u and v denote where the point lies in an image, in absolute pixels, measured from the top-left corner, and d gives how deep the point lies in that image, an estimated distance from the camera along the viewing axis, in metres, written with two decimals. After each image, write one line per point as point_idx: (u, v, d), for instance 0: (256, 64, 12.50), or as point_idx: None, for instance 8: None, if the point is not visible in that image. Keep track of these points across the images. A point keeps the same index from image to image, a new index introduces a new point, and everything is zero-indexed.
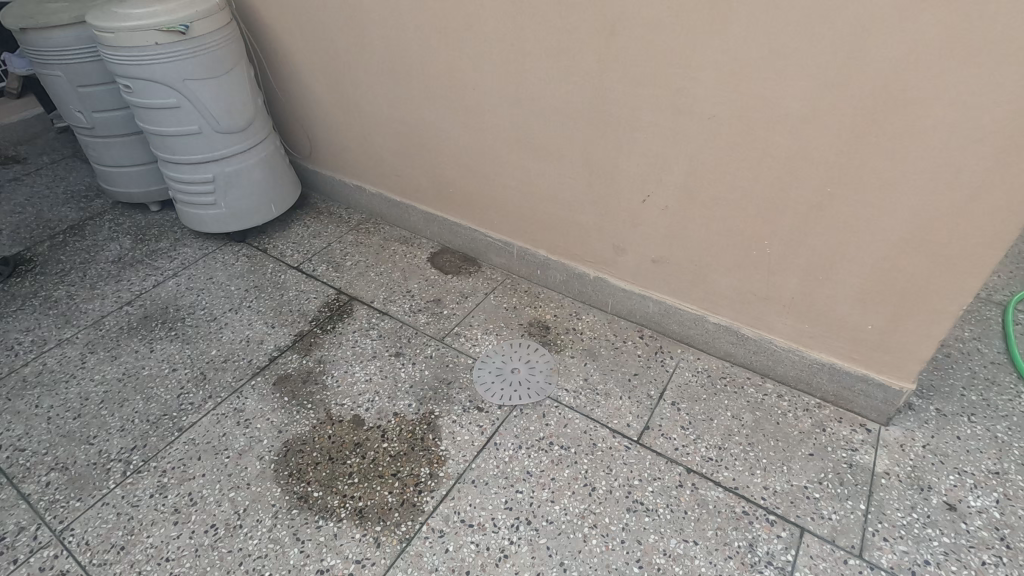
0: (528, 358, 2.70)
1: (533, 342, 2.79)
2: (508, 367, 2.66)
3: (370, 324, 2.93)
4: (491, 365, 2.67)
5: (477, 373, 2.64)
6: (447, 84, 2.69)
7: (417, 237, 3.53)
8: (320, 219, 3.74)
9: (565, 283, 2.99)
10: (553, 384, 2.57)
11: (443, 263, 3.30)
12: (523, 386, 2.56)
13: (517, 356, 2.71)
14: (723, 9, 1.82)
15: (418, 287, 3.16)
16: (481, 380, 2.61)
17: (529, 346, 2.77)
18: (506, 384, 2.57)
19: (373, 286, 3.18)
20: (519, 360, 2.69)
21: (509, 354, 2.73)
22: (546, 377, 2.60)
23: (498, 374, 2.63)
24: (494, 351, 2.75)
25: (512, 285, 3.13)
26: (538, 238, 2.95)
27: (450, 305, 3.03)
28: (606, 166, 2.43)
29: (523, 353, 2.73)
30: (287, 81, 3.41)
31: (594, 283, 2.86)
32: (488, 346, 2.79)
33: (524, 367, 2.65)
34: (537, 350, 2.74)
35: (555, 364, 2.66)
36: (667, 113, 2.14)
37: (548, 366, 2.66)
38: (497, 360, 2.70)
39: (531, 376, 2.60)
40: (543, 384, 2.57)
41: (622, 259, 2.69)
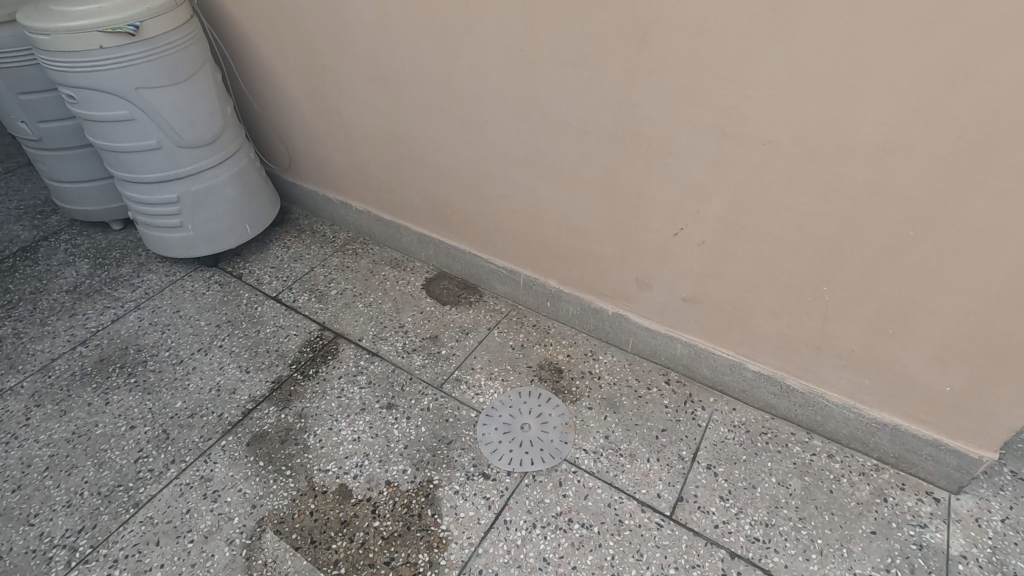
0: (539, 413, 2.35)
1: (544, 390, 2.45)
2: (516, 424, 2.31)
3: (358, 369, 2.58)
4: (497, 423, 2.32)
5: (481, 431, 2.29)
6: (443, 94, 2.31)
7: (410, 260, 3.16)
8: (302, 239, 3.36)
9: (578, 318, 2.64)
10: (569, 444, 2.23)
11: (440, 292, 2.95)
12: (535, 450, 2.21)
13: (526, 411, 2.36)
14: (789, 12, 1.45)
15: (412, 321, 2.80)
16: (486, 440, 2.26)
17: (540, 395, 2.42)
18: (515, 448, 2.22)
19: (361, 320, 2.82)
20: (529, 416, 2.33)
21: (517, 407, 2.37)
22: (561, 436, 2.26)
23: (505, 434, 2.28)
24: (500, 404, 2.39)
25: (518, 318, 2.78)
26: (549, 268, 2.59)
27: (448, 343, 2.68)
28: (631, 193, 2.07)
29: (533, 406, 2.37)
30: (260, 86, 3.01)
31: (612, 320, 2.51)
32: (493, 396, 2.43)
33: (535, 426, 2.30)
34: (549, 401, 2.39)
35: (571, 419, 2.32)
36: (709, 136, 1.77)
37: (562, 422, 2.31)
38: (503, 416, 2.35)
39: (544, 436, 2.26)
40: (558, 446, 2.22)
41: (646, 297, 2.34)
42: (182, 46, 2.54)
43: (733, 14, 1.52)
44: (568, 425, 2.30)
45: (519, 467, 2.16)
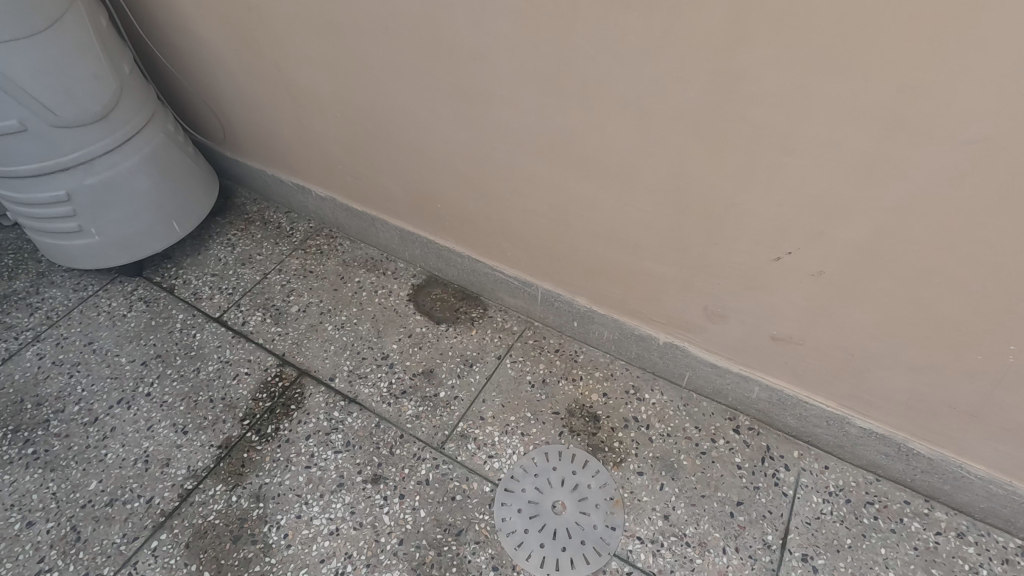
0: (574, 487, 1.78)
1: (578, 448, 1.87)
2: (545, 506, 1.75)
3: (332, 424, 1.98)
4: (520, 505, 1.75)
5: (499, 519, 1.73)
6: (426, 50, 1.56)
7: (390, 260, 2.49)
8: (250, 233, 2.64)
9: (616, 343, 2.04)
10: (619, 531, 1.69)
11: (432, 306, 2.31)
12: (573, 546, 1.66)
13: (556, 485, 1.79)
14: None
15: (398, 350, 2.17)
16: (507, 532, 1.70)
17: (572, 458, 1.85)
18: (546, 543, 1.67)
19: (332, 350, 2.19)
20: (561, 493, 1.77)
21: (544, 479, 1.81)
22: (605, 521, 1.71)
23: (531, 521, 1.72)
24: (521, 475, 1.82)
25: (535, 342, 2.17)
26: (579, 283, 1.95)
27: (447, 381, 2.08)
28: (714, 202, 1.40)
29: (565, 477, 1.81)
30: (168, 33, 2.18)
31: (663, 352, 1.92)
32: (510, 463, 1.85)
33: (571, 508, 1.74)
34: (586, 467, 1.83)
35: (617, 493, 1.77)
36: (865, 129, 1.10)
37: (605, 499, 1.76)
38: (527, 494, 1.78)
39: (583, 523, 1.71)
40: (604, 537, 1.68)
41: (717, 329, 1.73)
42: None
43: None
44: (614, 502, 1.75)
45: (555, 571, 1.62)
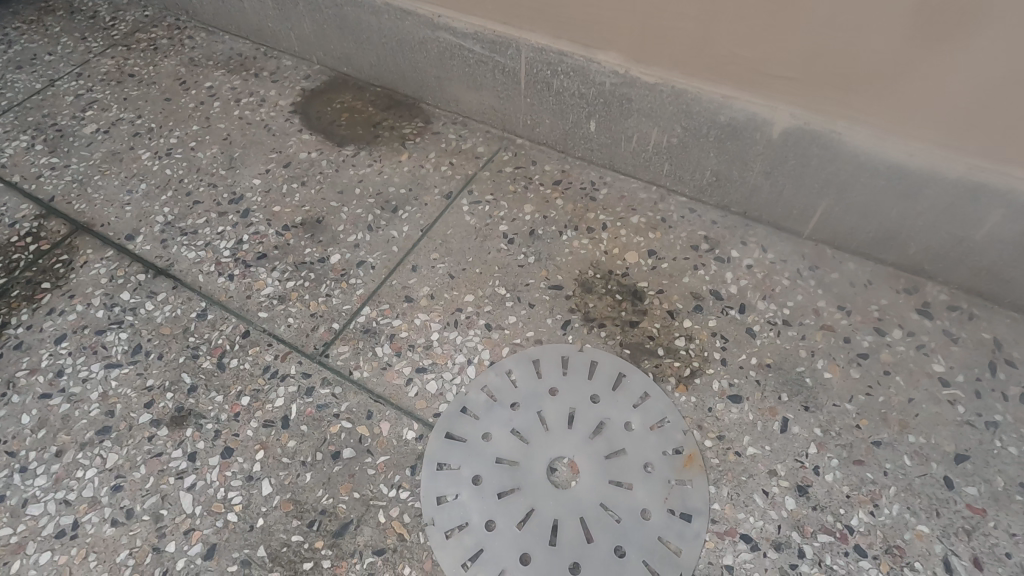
0: (594, 433, 0.83)
1: (600, 354, 0.91)
2: (532, 473, 0.80)
3: (111, 318, 0.99)
4: (478, 471, 0.81)
5: (432, 503, 0.79)
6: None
7: (269, 57, 1.45)
8: (44, 25, 1.58)
9: (673, 156, 1.05)
10: (698, 527, 0.75)
11: (334, 119, 1.30)
12: (596, 564, 0.73)
13: (555, 429, 0.84)
14: None
15: (262, 188, 1.17)
16: (449, 532, 0.76)
17: (588, 373, 0.89)
18: (534, 557, 0.74)
19: (141, 191, 1.18)
20: (568, 445, 0.82)
21: (531, 417, 0.85)
22: (666, 505, 0.77)
23: (501, 508, 0.78)
24: (482, 410, 0.86)
25: (517, 171, 1.17)
26: (605, 14, 0.95)
27: (347, 236, 1.09)
28: None
29: (575, 412, 0.85)
30: None
31: (776, 156, 0.94)
32: (460, 385, 0.89)
33: (589, 477, 0.79)
34: (618, 391, 0.87)
35: (687, 442, 0.82)
36: None
37: (663, 455, 0.81)
38: (494, 447, 0.83)
39: (617, 510, 0.77)
40: (666, 540, 0.74)
41: (931, 61, 0.75)
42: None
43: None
44: (682, 463, 0.80)
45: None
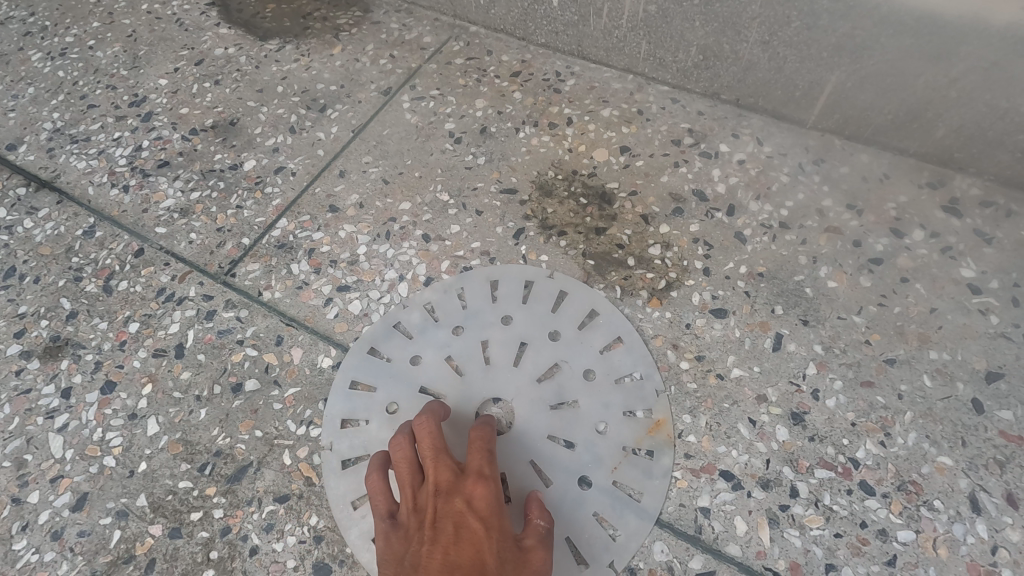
0: (542, 377, 0.68)
1: (572, 285, 0.74)
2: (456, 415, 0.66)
3: None
4: (397, 398, 0.68)
5: (335, 429, 0.66)
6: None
7: None
8: None
9: (652, 31, 0.87)
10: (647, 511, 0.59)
11: (257, 11, 1.10)
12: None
13: (498, 367, 0.69)
14: None
15: (168, 89, 0.99)
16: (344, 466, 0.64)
17: (550, 305, 0.73)
18: None
19: (28, 96, 1.01)
20: (510, 385, 0.68)
21: (473, 346, 0.71)
22: (613, 476, 0.62)
23: None
24: (417, 330, 0.72)
25: (468, 63, 0.99)
26: None
27: (265, 140, 0.92)
28: None
29: (526, 350, 0.70)
30: None
31: (777, 15, 0.76)
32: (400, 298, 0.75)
33: (526, 428, 0.65)
34: (583, 332, 0.71)
35: (658, 405, 0.65)
36: None
37: (624, 416, 0.65)
38: (421, 375, 0.69)
39: (550, 473, 0.62)
40: (602, 522, 0.59)
41: None
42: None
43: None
44: (647, 428, 0.64)
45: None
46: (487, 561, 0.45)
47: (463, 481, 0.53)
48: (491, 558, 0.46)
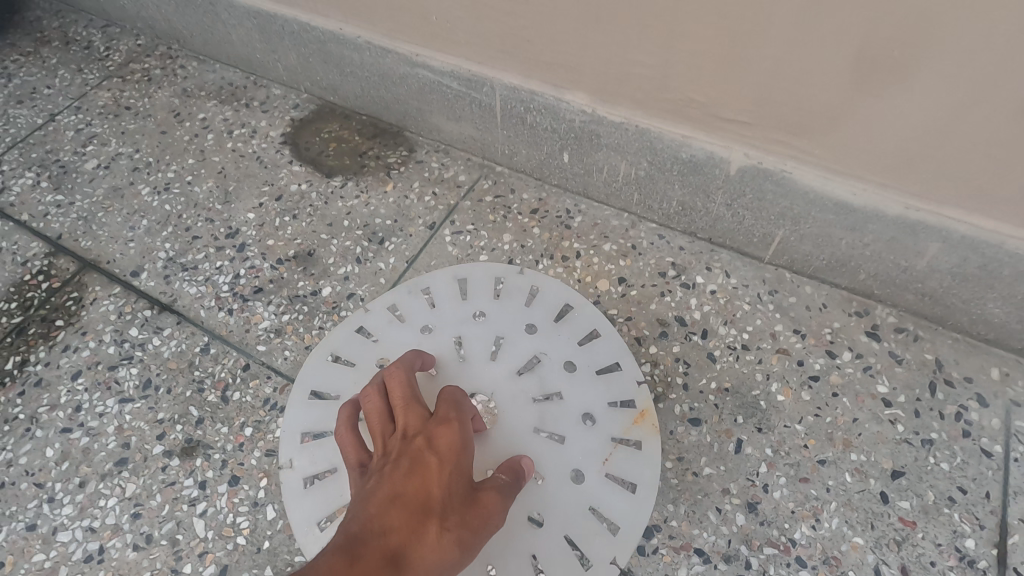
0: (531, 370, 0.96)
1: (539, 283, 1.08)
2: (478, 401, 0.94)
3: (122, 355, 1.08)
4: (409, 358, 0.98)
5: (294, 411, 0.97)
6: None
7: (259, 86, 1.51)
8: (41, 61, 1.63)
9: (643, 187, 1.11)
10: (640, 507, 0.85)
11: (322, 150, 1.35)
12: (516, 514, 0.84)
13: (512, 369, 0.97)
14: None
15: (256, 222, 1.24)
16: (303, 437, 0.94)
17: (551, 309, 1.04)
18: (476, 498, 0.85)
19: (143, 227, 1.25)
20: (509, 368, 0.97)
21: (471, 339, 1.00)
22: (606, 468, 0.88)
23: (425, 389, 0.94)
24: (448, 339, 1.00)
25: (496, 200, 1.23)
26: (568, 60, 0.99)
27: (338, 269, 1.16)
28: None
29: (510, 341, 1.00)
30: None
31: (737, 189, 1.00)
32: (439, 291, 1.08)
33: (526, 400, 0.94)
34: (561, 326, 1.02)
35: (643, 400, 0.94)
36: None
37: (608, 407, 0.93)
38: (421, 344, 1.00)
39: (560, 453, 0.89)
40: (594, 508, 0.85)
41: (864, 111, 0.80)
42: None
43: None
44: (635, 419, 0.92)
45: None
46: (431, 491, 0.67)
47: (428, 426, 0.75)
48: (438, 489, 0.68)
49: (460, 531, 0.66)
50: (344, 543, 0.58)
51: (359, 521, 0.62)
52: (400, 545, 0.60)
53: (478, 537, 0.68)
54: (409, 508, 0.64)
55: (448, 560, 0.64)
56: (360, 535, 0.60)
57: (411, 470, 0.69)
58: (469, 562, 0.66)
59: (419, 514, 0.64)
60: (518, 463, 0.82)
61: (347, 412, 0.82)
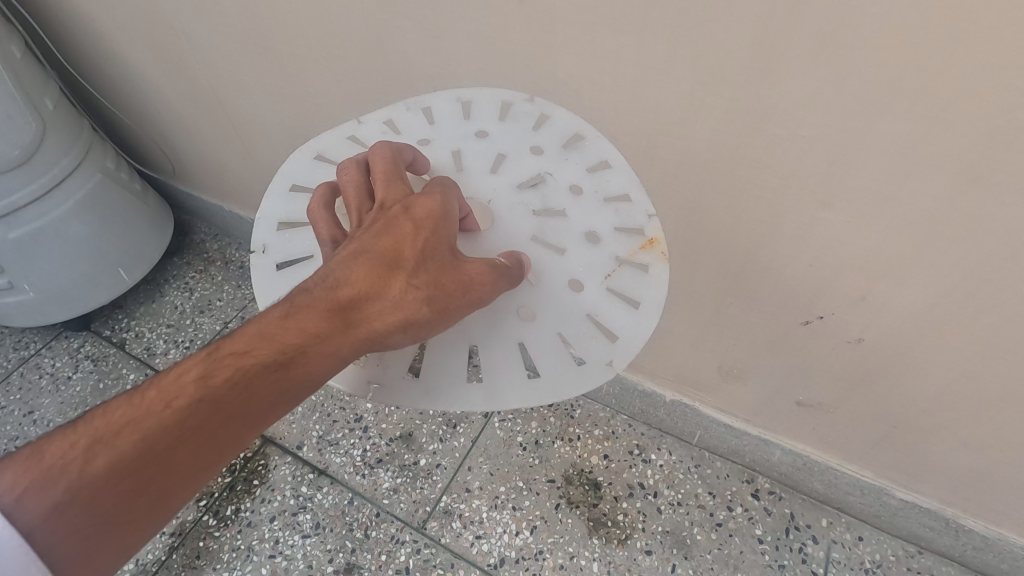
0: (530, 185, 1.07)
1: (548, 110, 1.08)
2: (479, 205, 1.07)
3: (299, 505, 1.75)
4: (431, 137, 1.11)
5: (273, 197, 1.15)
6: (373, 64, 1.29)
7: None
8: (211, 277, 2.39)
9: (617, 396, 1.82)
10: (641, 326, 1.02)
11: None
12: (509, 307, 1.07)
13: (527, 234, 1.06)
14: None
15: (373, 410, 1.94)
16: (279, 227, 1.14)
17: (563, 135, 1.07)
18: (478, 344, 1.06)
19: (300, 412, 1.96)
20: (518, 164, 1.08)
21: (476, 142, 1.10)
22: (608, 284, 1.04)
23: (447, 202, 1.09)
24: (448, 152, 1.09)
25: None
26: None
27: (428, 445, 1.85)
28: (733, 261, 1.18)
29: (508, 159, 1.09)
30: (107, 75, 1.96)
31: (671, 408, 1.70)
32: (439, 109, 1.13)
33: (537, 221, 1.06)
34: (565, 149, 1.06)
35: (653, 229, 1.02)
36: (921, 178, 0.86)
37: (606, 221, 1.03)
38: (433, 149, 1.10)
39: (557, 257, 1.05)
40: (591, 314, 1.03)
41: (728, 388, 1.52)
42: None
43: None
44: (642, 246, 1.03)
45: (434, 343, 1.07)
46: (405, 249, 0.91)
47: (406, 199, 0.95)
48: (410, 247, 0.92)
49: (427, 289, 0.90)
50: (313, 292, 0.90)
51: (331, 274, 0.91)
52: (358, 301, 0.90)
53: (452, 292, 0.91)
54: (377, 261, 0.91)
55: (415, 305, 0.90)
56: (328, 289, 0.90)
57: (387, 227, 0.92)
58: (440, 311, 0.90)
59: (382, 270, 0.91)
60: (512, 254, 1.00)
61: (324, 191, 1.02)
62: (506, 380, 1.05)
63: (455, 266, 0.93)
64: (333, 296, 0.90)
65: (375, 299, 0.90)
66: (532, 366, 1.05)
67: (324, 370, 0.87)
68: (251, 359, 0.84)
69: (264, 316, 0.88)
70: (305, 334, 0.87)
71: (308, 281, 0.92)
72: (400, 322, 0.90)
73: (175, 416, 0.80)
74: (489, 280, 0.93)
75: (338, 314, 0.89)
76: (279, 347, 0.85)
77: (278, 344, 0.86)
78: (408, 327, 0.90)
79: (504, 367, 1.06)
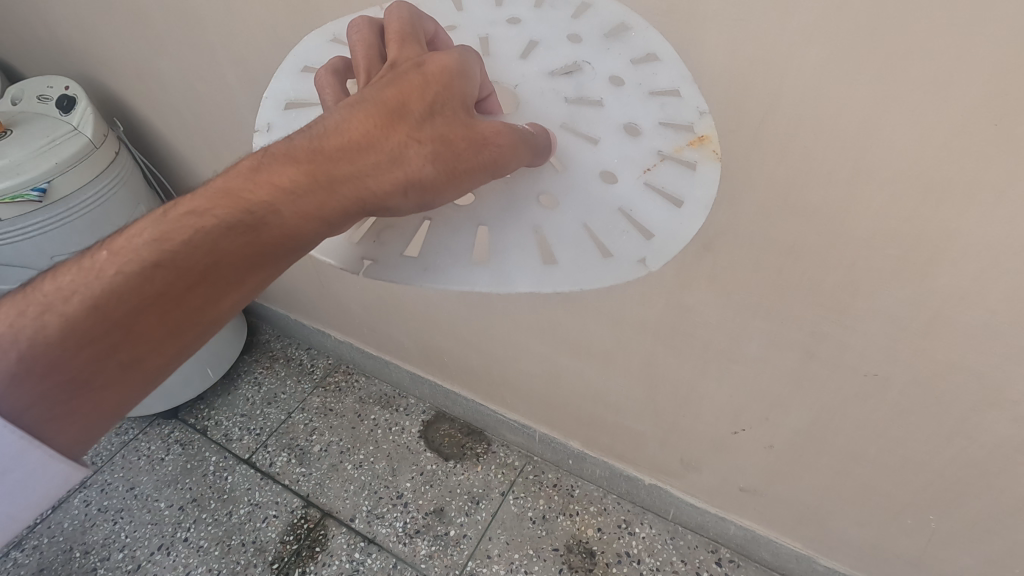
0: (567, 73, 1.01)
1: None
2: (506, 90, 1.05)
3: (353, 568, 2.18)
4: (458, 25, 1.09)
5: (285, 78, 1.22)
6: None
7: (402, 396, 2.76)
8: (275, 372, 2.92)
9: (608, 480, 2.28)
10: (677, 227, 1.03)
11: (441, 441, 2.56)
12: (528, 192, 1.03)
13: (558, 121, 1.02)
14: (910, 272, 1.06)
15: (412, 488, 2.40)
16: (287, 107, 1.21)
17: (606, 24, 1.01)
18: (487, 228, 1.03)
19: (352, 490, 2.42)
20: (549, 53, 1.02)
21: (505, 22, 1.06)
22: (645, 176, 0.98)
23: (473, 32, 1.08)
24: (474, 38, 1.08)
25: (535, 477, 2.41)
26: (571, 429, 2.22)
27: (456, 518, 2.29)
28: (681, 388, 1.70)
29: (536, 45, 1.04)
30: None
31: (650, 490, 2.16)
32: None
33: (565, 137, 1.02)
34: (608, 41, 1.00)
35: (704, 127, 1.01)
36: (785, 351, 1.38)
37: (647, 96, 0.98)
38: (467, 35, 1.08)
39: (587, 138, 1.00)
40: (625, 208, 0.99)
41: (690, 477, 2.00)
42: (78, 164, 1.99)
43: (844, 169, 0.99)
44: (688, 142, 1.00)
45: (440, 221, 1.05)
46: (408, 99, 0.89)
47: (421, 59, 0.92)
48: (415, 101, 0.90)
49: (430, 144, 0.90)
50: (293, 146, 0.93)
51: (325, 122, 0.92)
52: (348, 152, 0.91)
53: (458, 151, 0.90)
54: (378, 116, 0.90)
55: (417, 161, 0.89)
56: (310, 137, 0.93)
57: (395, 80, 0.91)
58: (443, 169, 0.90)
59: (382, 118, 0.90)
60: (538, 126, 0.99)
61: (336, 63, 1.07)
62: (513, 263, 1.02)
63: (463, 128, 0.91)
64: (317, 145, 0.92)
65: (370, 151, 0.90)
66: (547, 251, 1.02)
67: (297, 227, 0.94)
68: (213, 220, 0.94)
69: (236, 172, 0.96)
70: (275, 188, 0.92)
71: (303, 129, 0.95)
72: (398, 183, 0.90)
73: (143, 277, 0.95)
74: (500, 138, 0.90)
75: (314, 165, 0.91)
76: (247, 207, 0.93)
77: (246, 202, 0.93)
78: (408, 188, 0.91)
79: (514, 252, 1.02)
